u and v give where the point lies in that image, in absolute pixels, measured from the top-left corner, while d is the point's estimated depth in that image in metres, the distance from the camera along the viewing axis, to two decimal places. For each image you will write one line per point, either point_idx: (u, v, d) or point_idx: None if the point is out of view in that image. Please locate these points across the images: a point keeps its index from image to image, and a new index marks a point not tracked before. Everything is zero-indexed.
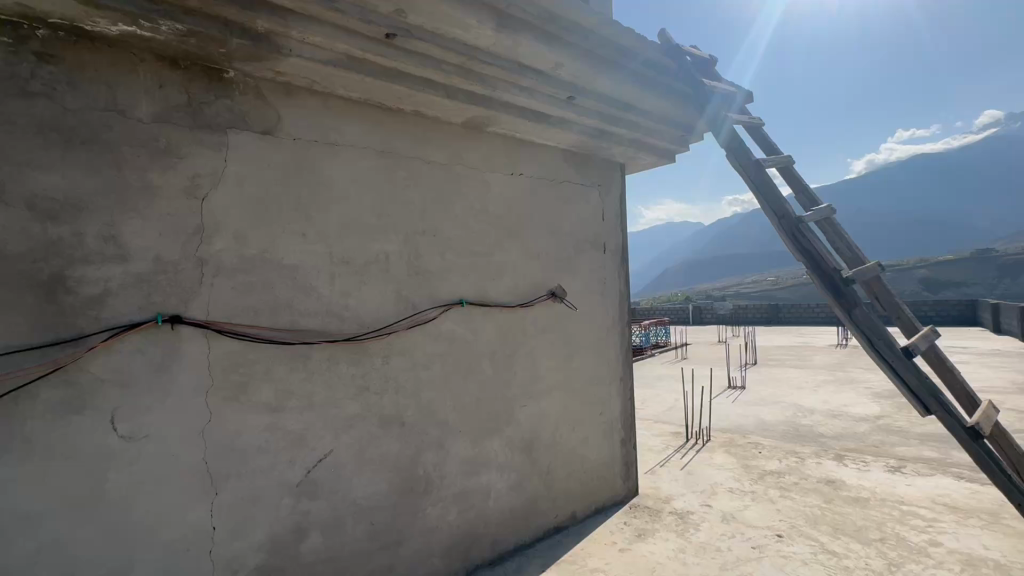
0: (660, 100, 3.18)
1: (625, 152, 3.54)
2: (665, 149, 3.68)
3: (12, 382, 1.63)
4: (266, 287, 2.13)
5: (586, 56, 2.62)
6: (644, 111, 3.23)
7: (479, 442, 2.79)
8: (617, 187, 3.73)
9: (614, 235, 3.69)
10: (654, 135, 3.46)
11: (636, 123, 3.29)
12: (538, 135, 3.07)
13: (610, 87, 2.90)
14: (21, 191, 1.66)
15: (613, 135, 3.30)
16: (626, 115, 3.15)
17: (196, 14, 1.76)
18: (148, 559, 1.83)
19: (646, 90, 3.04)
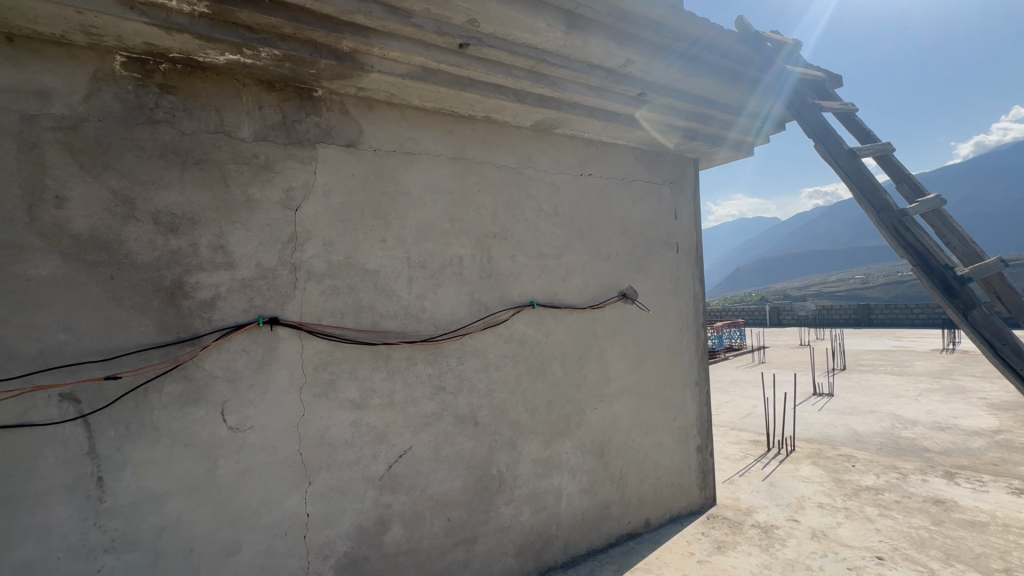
0: (739, 93, 3.05)
1: (700, 148, 3.43)
2: (744, 143, 3.53)
3: (143, 376, 1.85)
4: (351, 290, 2.26)
5: (659, 50, 2.55)
6: (722, 105, 3.11)
7: (551, 443, 2.80)
8: (692, 183, 3.61)
9: (688, 234, 3.56)
10: (732, 130, 3.32)
11: (713, 118, 3.17)
12: (608, 134, 3.03)
13: (685, 82, 2.81)
14: (149, 207, 1.89)
15: (686, 130, 3.19)
16: (703, 110, 3.04)
17: (290, 39, 1.91)
18: (253, 540, 2.01)
19: (725, 83, 2.92)
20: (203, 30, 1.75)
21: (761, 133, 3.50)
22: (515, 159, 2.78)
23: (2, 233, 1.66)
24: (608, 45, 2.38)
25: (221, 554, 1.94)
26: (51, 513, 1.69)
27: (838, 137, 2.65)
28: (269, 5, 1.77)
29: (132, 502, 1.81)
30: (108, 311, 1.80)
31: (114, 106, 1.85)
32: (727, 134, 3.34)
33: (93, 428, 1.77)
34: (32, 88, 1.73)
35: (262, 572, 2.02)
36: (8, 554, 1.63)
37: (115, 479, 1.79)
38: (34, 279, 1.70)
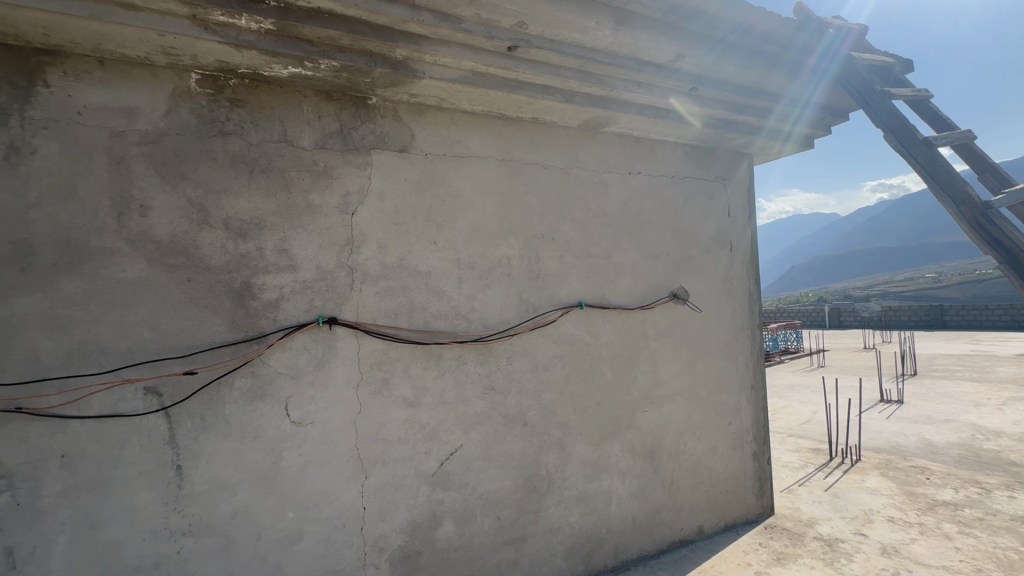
0: (786, 80, 2.86)
1: (743, 140, 3.25)
2: (791, 134, 3.31)
3: (216, 372, 1.97)
4: (404, 291, 2.33)
5: (711, 43, 2.47)
6: (766, 94, 2.93)
7: (600, 445, 2.77)
8: (734, 178, 3.43)
9: (733, 230, 3.39)
10: (778, 120, 3.12)
11: (761, 109, 3.01)
12: (657, 131, 2.97)
13: (728, 71, 2.67)
14: (221, 214, 2.01)
15: (740, 124, 3.08)
16: (751, 101, 2.89)
17: (347, 50, 1.98)
18: (314, 530, 2.10)
19: (770, 70, 2.75)
20: (269, 45, 1.86)
21: (820, 123, 3.31)
22: (562, 159, 2.77)
23: (96, 240, 1.83)
24: (658, 40, 2.33)
25: (286, 542, 2.05)
26: (137, 497, 1.84)
27: (910, 126, 2.47)
28: (328, 18, 1.85)
29: (207, 489, 1.94)
30: (185, 312, 1.94)
31: (190, 120, 1.98)
32: (771, 124, 3.15)
33: (174, 420, 1.91)
34: (120, 107, 1.89)
35: (323, 562, 2.11)
36: (101, 532, 1.79)
37: (192, 467, 1.92)
38: (122, 281, 1.86)
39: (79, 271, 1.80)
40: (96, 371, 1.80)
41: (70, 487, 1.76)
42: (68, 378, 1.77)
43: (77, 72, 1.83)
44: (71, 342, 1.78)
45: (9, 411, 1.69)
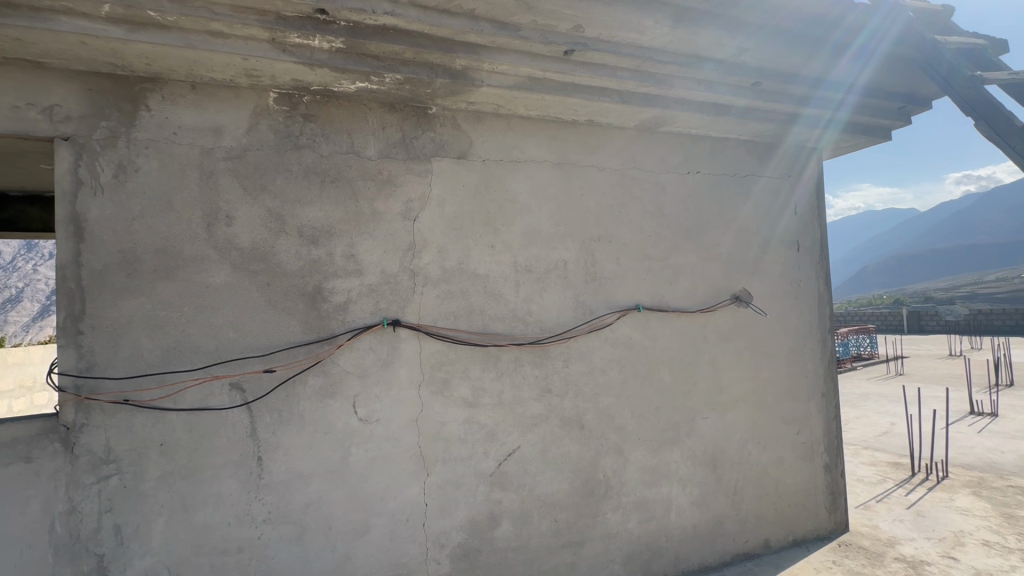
0: (829, 63, 2.57)
1: (778, 130, 2.98)
2: (832, 121, 3.00)
3: (292, 371, 2.11)
4: (463, 294, 2.39)
5: (779, 34, 2.35)
6: (807, 79, 2.65)
7: (659, 451, 2.71)
8: (767, 170, 3.16)
9: (767, 226, 3.12)
10: (818, 106, 2.83)
11: (822, 101, 2.81)
12: (717, 129, 2.88)
13: (766, 56, 2.43)
14: (295, 222, 2.15)
15: (806, 118, 2.92)
16: (813, 92, 2.71)
17: (410, 63, 2.07)
18: (380, 523, 2.19)
19: (811, 54, 2.48)
20: (339, 63, 1.97)
21: (899, 113, 3.09)
22: (618, 161, 2.75)
23: (189, 248, 2.01)
24: (716, 34, 2.23)
25: (354, 533, 2.15)
26: (224, 485, 1.99)
27: (1004, 114, 2.30)
28: (392, 33, 1.92)
29: (284, 480, 2.07)
30: (265, 314, 2.09)
31: (268, 136, 2.14)
32: (811, 112, 2.86)
33: (255, 414, 2.05)
34: (209, 126, 2.06)
35: (387, 555, 2.19)
36: (193, 515, 1.95)
37: (271, 459, 2.06)
38: (209, 286, 2.02)
39: (174, 276, 1.98)
40: (189, 367, 1.98)
41: (167, 473, 1.93)
42: (166, 373, 1.95)
43: (173, 95, 2.02)
44: (169, 341, 1.96)
45: (118, 402, 1.89)
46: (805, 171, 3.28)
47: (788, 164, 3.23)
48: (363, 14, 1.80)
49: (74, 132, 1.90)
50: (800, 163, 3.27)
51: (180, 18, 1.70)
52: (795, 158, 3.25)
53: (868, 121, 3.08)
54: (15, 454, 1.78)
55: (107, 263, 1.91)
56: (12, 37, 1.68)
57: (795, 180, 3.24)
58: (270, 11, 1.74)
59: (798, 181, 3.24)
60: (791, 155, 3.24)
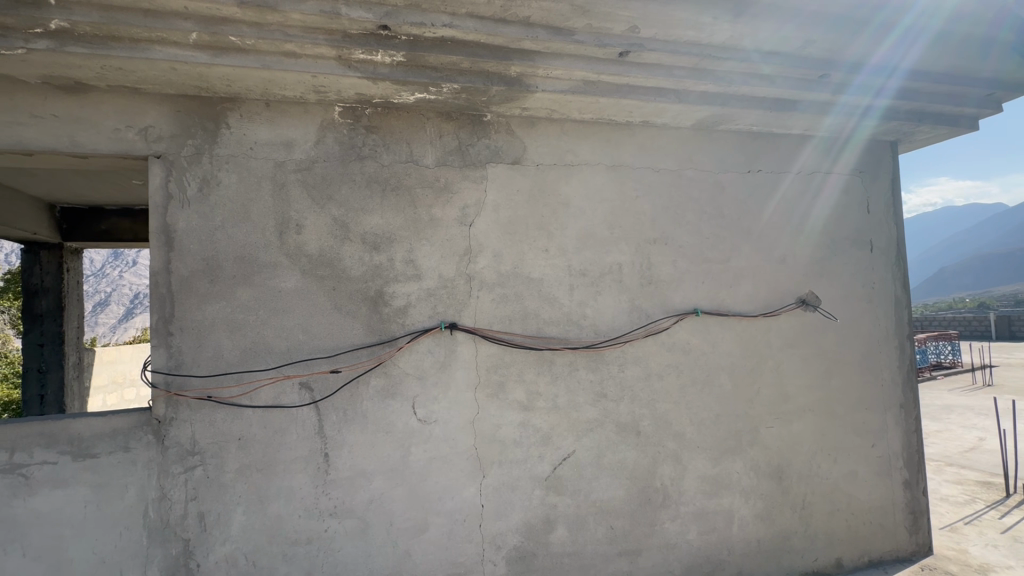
0: (871, 48, 2.30)
1: (809, 120, 2.73)
2: (871, 108, 2.71)
3: (356, 371, 2.20)
4: (517, 297, 2.41)
5: (829, 19, 2.13)
6: (845, 64, 2.39)
7: (719, 461, 2.61)
8: (823, 166, 2.97)
9: (793, 222, 2.87)
10: (853, 93, 2.55)
11: (867, 87, 2.54)
12: (780, 125, 2.76)
13: (800, 41, 2.21)
14: (358, 229, 2.25)
15: (851, 107, 2.68)
16: (851, 78, 2.46)
17: (467, 73, 2.12)
18: (438, 522, 2.24)
19: (850, 38, 2.22)
20: (399, 76, 2.06)
21: (989, 101, 2.83)
22: (674, 162, 2.69)
23: (263, 255, 2.14)
24: (760, 25, 2.07)
25: (414, 530, 2.21)
26: (295, 479, 2.11)
27: None
28: (450, 45, 1.98)
29: (349, 476, 2.16)
30: (331, 317, 2.19)
31: (334, 147, 2.25)
32: (846, 99, 2.59)
33: (322, 412, 2.16)
34: (281, 140, 2.20)
35: (445, 553, 2.24)
36: (267, 507, 2.07)
37: (337, 455, 2.16)
38: (281, 290, 2.15)
39: (250, 281, 2.12)
40: (264, 367, 2.11)
41: (245, 465, 2.07)
42: (244, 372, 2.09)
43: (249, 113, 2.17)
44: (246, 341, 2.10)
45: (202, 398, 2.04)
46: (837, 165, 3.00)
47: (817, 158, 2.96)
48: (422, 27, 1.87)
49: (165, 150, 2.08)
50: (833, 156, 3.00)
51: (257, 42, 1.83)
52: (825, 151, 2.98)
53: (914, 107, 2.75)
54: (115, 444, 1.96)
55: (192, 270, 2.07)
56: (115, 67, 1.86)
57: (825, 175, 2.97)
58: (337, 30, 1.84)
59: (829, 176, 2.98)
60: (822, 147, 2.97)
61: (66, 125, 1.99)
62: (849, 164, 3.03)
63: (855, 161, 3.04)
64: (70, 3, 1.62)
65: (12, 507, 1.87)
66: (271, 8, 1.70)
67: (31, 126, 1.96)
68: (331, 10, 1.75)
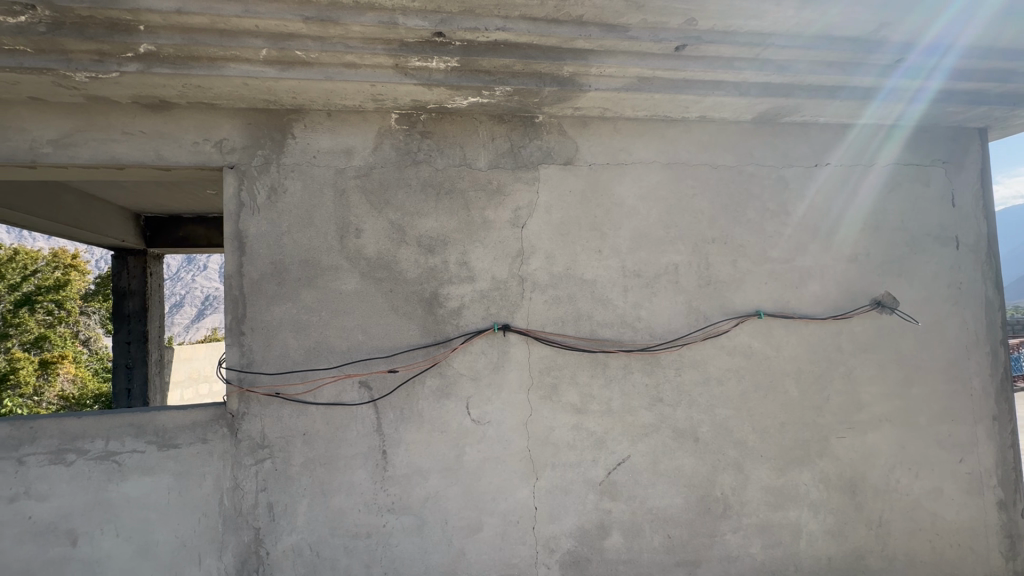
0: (925, 25, 2.06)
1: (851, 107, 2.50)
2: (920, 92, 2.44)
3: (412, 371, 2.25)
4: (570, 299, 2.39)
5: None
6: (896, 44, 2.17)
7: (785, 471, 2.48)
8: (896, 158, 2.75)
9: (849, 218, 2.66)
10: (902, 75, 2.31)
11: (919, 68, 2.30)
12: (849, 115, 2.58)
13: (841, 22, 2.01)
14: (414, 233, 2.31)
15: (897, 91, 2.43)
16: (899, 59, 2.23)
17: (520, 75, 2.12)
18: (491, 523, 2.25)
19: (900, 16, 2.00)
20: (454, 81, 2.09)
21: None
22: (734, 158, 2.58)
23: (326, 258, 2.24)
24: (815, 9, 1.92)
25: (469, 530, 2.24)
26: (355, 474, 2.18)
27: None
28: (503, 48, 1.99)
29: (405, 474, 2.22)
30: (389, 317, 2.26)
31: (391, 153, 2.32)
32: (895, 82, 2.35)
33: (381, 410, 2.23)
34: (341, 148, 2.29)
35: (499, 554, 2.25)
36: (329, 500, 2.16)
37: (394, 453, 2.22)
38: (343, 292, 2.24)
39: (314, 284, 2.22)
40: (327, 366, 2.20)
41: (309, 459, 2.16)
42: (308, 370, 2.19)
43: (313, 123, 2.28)
44: (310, 341, 2.20)
45: (271, 394, 2.16)
46: (878, 156, 2.74)
47: (857, 149, 2.72)
48: (476, 32, 1.89)
49: (238, 160, 2.22)
50: (871, 148, 2.74)
51: (321, 55, 1.92)
52: (866, 141, 2.73)
53: (997, 89, 2.47)
54: (195, 435, 2.11)
55: (262, 272, 2.19)
56: (194, 85, 2.01)
57: (865, 167, 2.72)
58: (395, 39, 1.90)
59: (871, 169, 2.72)
60: (863, 137, 2.73)
61: (153, 140, 2.17)
62: (918, 153, 2.78)
63: (907, 149, 2.77)
64: (156, 28, 1.76)
65: (107, 490, 2.04)
66: (333, 21, 1.78)
67: (123, 142, 2.15)
68: (389, 20, 1.81)
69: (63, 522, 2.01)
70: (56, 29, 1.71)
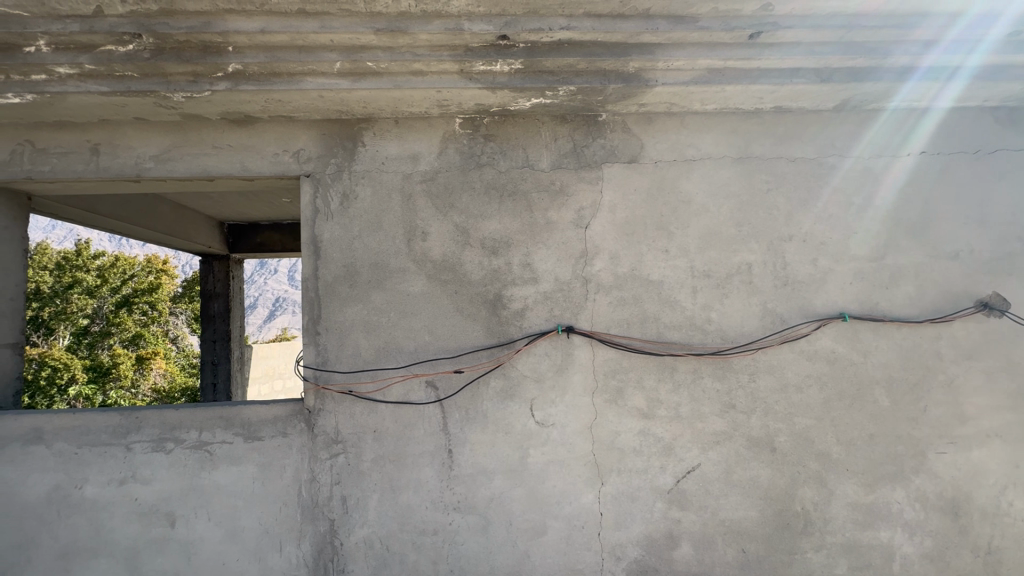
0: None
1: (882, 91, 2.25)
2: (960, 69, 2.16)
3: (477, 372, 2.28)
4: (636, 300, 2.32)
5: None
6: (941, 16, 1.93)
7: (875, 487, 2.28)
8: (995, 142, 2.46)
9: (943, 211, 2.42)
10: (944, 52, 2.06)
11: (965, 42, 2.04)
12: (890, 98, 2.32)
13: None
14: (478, 235, 2.33)
15: (936, 70, 2.16)
16: (944, 32, 1.99)
17: (583, 74, 2.09)
18: (556, 526, 2.23)
19: None
20: (517, 83, 2.09)
21: None
22: (812, 149, 2.42)
23: (394, 261, 2.31)
24: None
25: (534, 532, 2.23)
26: (422, 472, 2.24)
27: None
28: (567, 47, 1.98)
29: (471, 474, 2.24)
30: (454, 319, 2.29)
31: (455, 157, 2.36)
32: (935, 59, 2.10)
33: (447, 410, 2.27)
34: (408, 154, 2.36)
35: (564, 558, 2.23)
36: (398, 496, 2.23)
37: (460, 452, 2.25)
38: (410, 294, 2.30)
39: (383, 286, 2.30)
40: (395, 365, 2.27)
41: (379, 456, 2.24)
42: (378, 369, 2.26)
43: (381, 132, 2.36)
44: (379, 341, 2.28)
45: (344, 392, 2.25)
46: (907, 146, 2.45)
47: (884, 138, 2.45)
48: (541, 33, 1.89)
49: (314, 169, 2.33)
50: (897, 135, 2.45)
51: (391, 64, 1.98)
52: (892, 127, 2.45)
53: None
54: (276, 429, 2.24)
55: (335, 275, 2.30)
56: (276, 99, 2.13)
57: (890, 158, 2.44)
58: (460, 45, 1.93)
59: (897, 159, 2.44)
60: (888, 124, 2.44)
61: (239, 152, 2.33)
62: None
63: (1017, 131, 2.47)
64: (243, 47, 1.90)
65: (200, 477, 2.21)
66: (402, 31, 1.84)
67: (213, 156, 2.32)
68: (455, 26, 1.85)
69: (163, 505, 2.20)
70: (158, 54, 1.88)
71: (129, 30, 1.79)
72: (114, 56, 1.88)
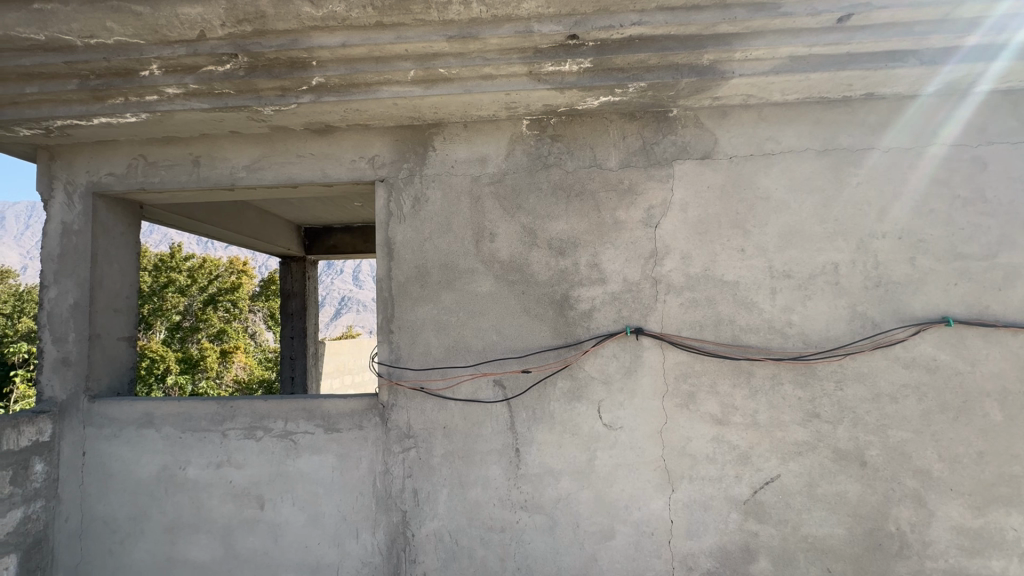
0: None
1: (919, 75, 2.05)
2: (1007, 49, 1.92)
3: (544, 372, 2.28)
4: (709, 302, 2.24)
5: None
6: None
7: (984, 510, 2.06)
8: None
9: None
10: (989, 30, 1.84)
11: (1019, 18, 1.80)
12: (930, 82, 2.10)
13: None
14: (545, 235, 2.34)
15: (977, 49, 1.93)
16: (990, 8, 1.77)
17: (655, 69, 2.05)
18: (624, 531, 2.19)
19: None
20: (586, 82, 2.07)
21: None
22: (895, 138, 2.23)
23: (463, 262, 2.37)
24: None
25: (601, 535, 2.20)
26: (490, 469, 2.27)
27: None
28: (638, 43, 1.93)
29: (538, 473, 2.25)
30: (521, 319, 2.31)
31: (523, 158, 2.38)
32: (979, 40, 1.88)
33: (514, 409, 2.29)
34: (476, 156, 2.40)
35: (633, 564, 2.18)
36: (467, 492, 2.27)
37: (527, 452, 2.26)
38: (478, 294, 2.35)
39: (453, 286, 2.36)
40: (464, 363, 2.32)
41: (449, 452, 2.30)
42: (447, 367, 2.33)
43: (451, 135, 2.42)
44: (449, 339, 2.34)
45: (415, 388, 2.33)
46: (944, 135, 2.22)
47: (914, 126, 2.23)
48: (610, 30, 1.86)
49: (387, 174, 2.44)
50: (931, 124, 2.23)
51: (460, 70, 2.03)
52: (925, 116, 2.23)
53: None
54: (353, 422, 2.36)
55: (407, 276, 2.38)
56: (354, 109, 2.25)
57: (921, 148, 2.22)
58: (529, 47, 1.94)
59: (928, 151, 2.21)
60: (918, 112, 2.23)
61: (320, 161, 2.48)
62: None
63: None
64: (325, 62, 2.01)
65: (286, 465, 2.37)
66: (473, 37, 1.88)
67: (297, 164, 2.48)
68: (524, 29, 1.86)
69: (253, 488, 2.38)
70: (252, 72, 2.04)
71: (227, 51, 1.95)
72: (214, 76, 2.06)
